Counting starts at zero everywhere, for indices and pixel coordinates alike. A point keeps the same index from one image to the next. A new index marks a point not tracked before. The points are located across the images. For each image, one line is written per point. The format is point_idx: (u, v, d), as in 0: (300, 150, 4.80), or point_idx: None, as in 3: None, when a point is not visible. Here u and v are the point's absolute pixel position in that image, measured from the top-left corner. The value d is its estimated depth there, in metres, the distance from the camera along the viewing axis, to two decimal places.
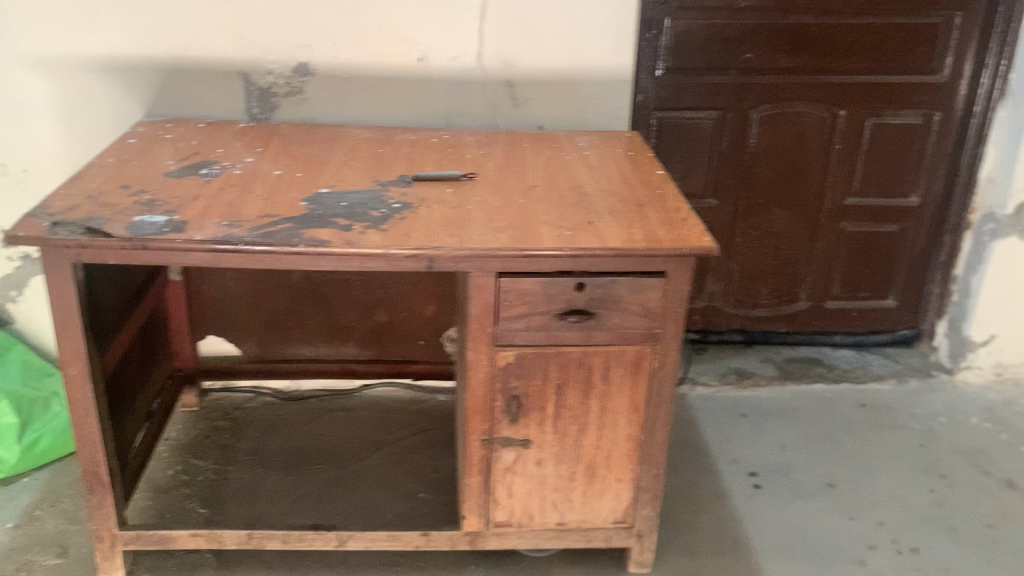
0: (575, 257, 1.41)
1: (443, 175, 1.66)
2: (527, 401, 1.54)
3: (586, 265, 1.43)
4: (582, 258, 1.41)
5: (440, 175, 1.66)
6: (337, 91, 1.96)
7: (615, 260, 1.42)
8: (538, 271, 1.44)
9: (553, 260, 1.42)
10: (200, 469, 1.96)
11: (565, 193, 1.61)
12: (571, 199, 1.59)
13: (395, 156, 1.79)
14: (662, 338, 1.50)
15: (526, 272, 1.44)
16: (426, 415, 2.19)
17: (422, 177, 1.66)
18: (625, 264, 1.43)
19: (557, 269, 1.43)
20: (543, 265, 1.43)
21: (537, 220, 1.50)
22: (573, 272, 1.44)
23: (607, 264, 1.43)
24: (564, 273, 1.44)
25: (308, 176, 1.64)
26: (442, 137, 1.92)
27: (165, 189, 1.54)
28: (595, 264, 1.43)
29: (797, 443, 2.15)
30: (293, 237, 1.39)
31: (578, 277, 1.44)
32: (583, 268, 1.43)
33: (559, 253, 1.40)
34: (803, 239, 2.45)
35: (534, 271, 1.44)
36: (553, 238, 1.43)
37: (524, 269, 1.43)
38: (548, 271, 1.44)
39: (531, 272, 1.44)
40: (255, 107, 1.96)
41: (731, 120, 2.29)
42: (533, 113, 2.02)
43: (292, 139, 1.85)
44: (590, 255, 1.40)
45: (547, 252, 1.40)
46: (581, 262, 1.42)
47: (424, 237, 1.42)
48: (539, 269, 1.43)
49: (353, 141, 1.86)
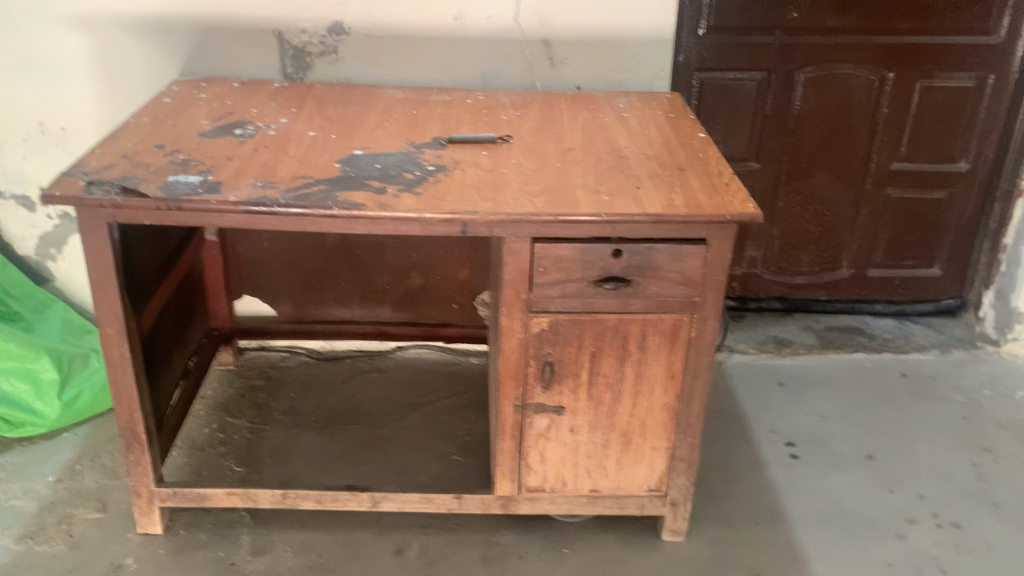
0: (614, 223, 1.38)
1: (478, 137, 1.63)
2: (561, 367, 1.52)
3: (624, 232, 1.40)
4: (621, 224, 1.38)
5: (475, 137, 1.63)
6: (371, 51, 1.93)
7: (655, 227, 1.39)
8: (575, 237, 1.41)
9: (591, 226, 1.39)
10: (236, 429, 1.98)
11: (602, 156, 1.58)
12: (608, 162, 1.55)
13: (430, 117, 1.76)
14: (701, 306, 1.47)
15: (562, 237, 1.41)
16: (459, 378, 2.19)
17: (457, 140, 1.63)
18: (665, 231, 1.40)
19: (595, 235, 1.41)
20: (580, 232, 1.40)
21: (574, 185, 1.47)
22: (611, 239, 1.41)
23: (646, 230, 1.39)
24: (601, 240, 1.41)
25: (341, 138, 1.63)
26: (479, 98, 1.89)
27: (199, 149, 1.53)
28: (634, 231, 1.40)
29: (836, 413, 2.11)
30: (327, 200, 1.38)
31: (616, 243, 1.42)
32: (621, 234, 1.40)
33: (597, 219, 1.37)
34: (847, 205, 2.39)
35: (571, 237, 1.41)
36: (592, 203, 1.40)
37: (561, 235, 1.41)
38: (586, 237, 1.41)
39: (568, 238, 1.41)
40: (289, 67, 1.94)
41: (775, 82, 2.23)
42: (571, 74, 1.97)
43: (326, 101, 1.83)
44: (629, 222, 1.37)
45: (586, 218, 1.37)
46: (620, 228, 1.39)
47: (459, 201, 1.40)
48: (576, 235, 1.41)
49: (388, 102, 1.84)
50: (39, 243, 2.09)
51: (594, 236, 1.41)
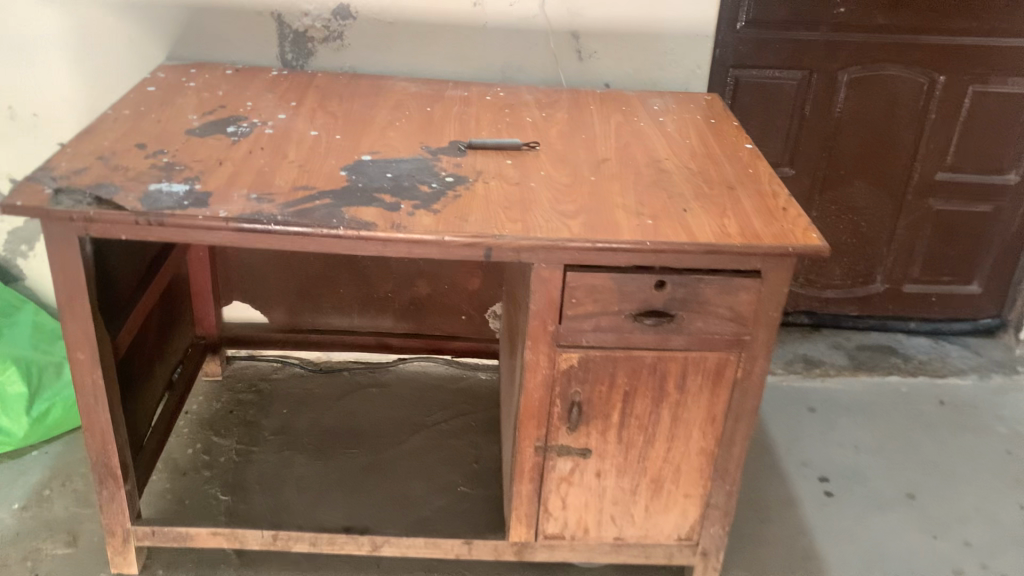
0: (661, 253, 1.21)
1: (501, 143, 1.45)
2: (589, 408, 1.36)
3: (671, 263, 1.23)
4: (668, 254, 1.21)
5: (497, 143, 1.45)
6: (381, 37, 1.74)
7: (706, 258, 1.22)
8: (614, 267, 1.24)
9: (633, 256, 1.21)
10: (223, 450, 1.81)
11: (641, 170, 1.40)
12: (649, 177, 1.38)
13: (447, 117, 1.58)
14: (751, 345, 1.31)
15: (599, 266, 1.24)
16: (466, 396, 2.02)
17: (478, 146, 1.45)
18: (717, 263, 1.23)
19: (636, 265, 1.23)
20: (621, 261, 1.23)
21: (612, 204, 1.29)
22: (655, 269, 1.24)
23: (695, 261, 1.22)
24: (644, 270, 1.24)
25: (348, 140, 1.44)
26: (499, 94, 1.71)
27: (187, 150, 1.35)
28: (681, 262, 1.22)
29: (872, 444, 1.96)
30: (332, 217, 1.20)
31: (660, 274, 1.25)
32: (666, 265, 1.23)
33: (641, 248, 1.20)
34: (886, 216, 2.23)
35: (609, 266, 1.24)
36: (634, 228, 1.23)
37: (597, 264, 1.24)
38: (626, 266, 1.24)
39: (605, 266, 1.24)
40: (289, 53, 1.75)
41: (816, 83, 2.05)
42: (600, 70, 1.79)
43: (330, 93, 1.64)
44: (678, 252, 1.20)
45: (629, 246, 1.20)
46: (666, 258, 1.22)
47: (483, 221, 1.23)
48: (615, 264, 1.24)
49: (399, 96, 1.65)
50: (9, 239, 1.91)
51: (636, 266, 1.24)
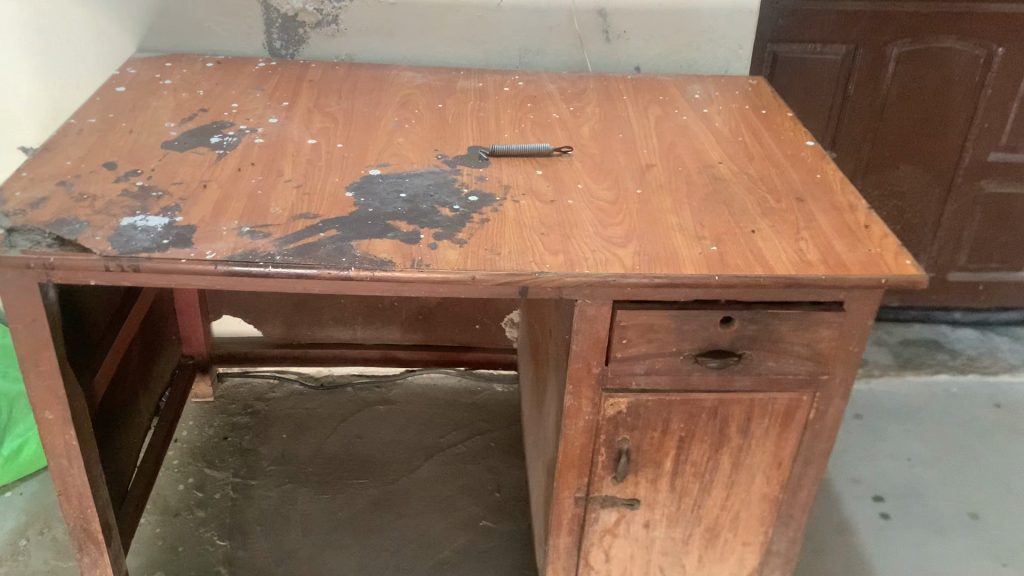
0: (730, 288, 1.02)
1: (528, 149, 1.26)
2: (639, 456, 1.19)
3: (740, 296, 1.05)
4: (738, 289, 1.03)
5: (524, 149, 1.26)
6: (381, 20, 1.53)
7: (782, 291, 1.04)
8: (673, 302, 1.06)
9: (697, 291, 1.03)
10: (218, 485, 1.63)
11: (692, 180, 1.21)
12: (702, 190, 1.19)
13: (462, 116, 1.38)
14: (827, 384, 1.13)
15: (655, 301, 1.06)
16: (482, 411, 1.85)
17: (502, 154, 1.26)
18: (794, 295, 1.05)
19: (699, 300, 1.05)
20: (681, 296, 1.05)
21: (665, 226, 1.11)
22: (720, 304, 1.06)
23: (768, 294, 1.04)
24: (707, 304, 1.06)
25: (350, 150, 1.25)
26: (517, 83, 1.51)
27: (164, 170, 1.15)
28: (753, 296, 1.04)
29: (926, 455, 1.80)
30: (340, 254, 1.01)
31: (726, 309, 1.07)
32: (735, 299, 1.05)
33: (707, 283, 1.02)
34: (932, 200, 2.05)
35: (666, 301, 1.06)
36: (696, 258, 1.04)
37: (652, 299, 1.06)
38: (686, 300, 1.06)
39: (662, 301, 1.06)
40: (277, 40, 1.54)
41: (862, 58, 1.85)
42: (629, 52, 1.59)
43: (326, 89, 1.44)
44: (750, 286, 1.02)
45: (693, 280, 1.01)
46: (735, 293, 1.04)
47: (518, 253, 1.04)
48: (674, 299, 1.06)
49: (405, 91, 1.45)
50: None
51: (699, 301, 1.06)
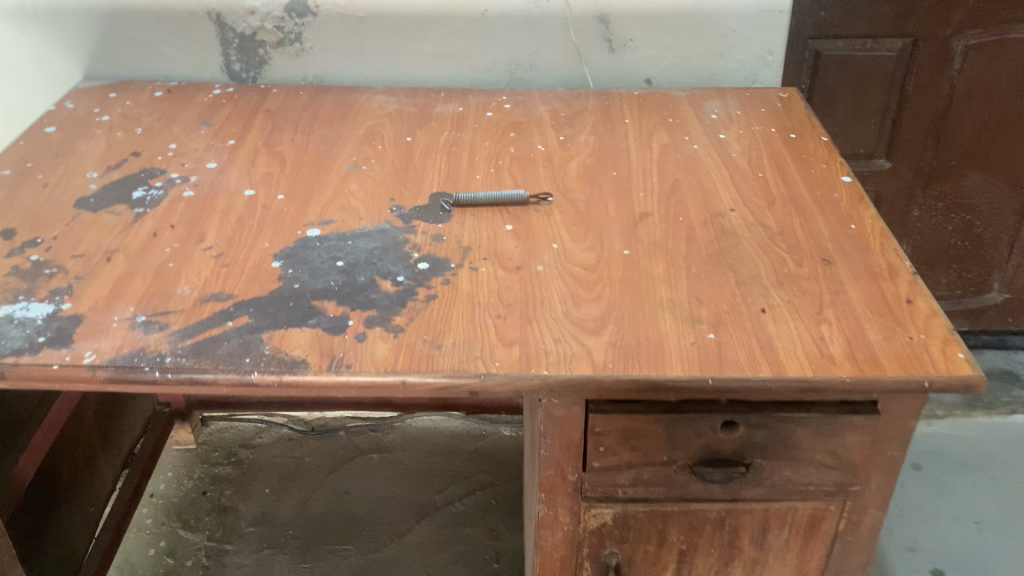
0: (730, 392, 0.82)
1: (499, 197, 1.06)
2: (631, 569, 0.99)
3: (744, 400, 0.84)
4: (740, 394, 0.82)
5: (494, 198, 1.06)
6: (350, 37, 1.34)
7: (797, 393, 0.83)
8: (660, 405, 0.86)
9: (688, 395, 0.83)
10: (190, 549, 1.49)
11: (693, 235, 1.00)
12: (704, 249, 0.98)
13: (432, 152, 1.19)
14: (859, 493, 0.92)
15: (638, 404, 0.86)
16: (487, 460, 1.67)
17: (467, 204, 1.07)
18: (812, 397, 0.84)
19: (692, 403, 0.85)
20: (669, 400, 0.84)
21: (653, 302, 0.90)
22: (720, 407, 0.86)
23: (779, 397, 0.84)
24: (704, 407, 0.86)
25: (292, 203, 1.07)
26: (504, 106, 1.31)
27: (68, 238, 0.99)
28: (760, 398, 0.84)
29: (998, 518, 1.55)
30: (246, 353, 0.83)
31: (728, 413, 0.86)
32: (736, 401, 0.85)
33: (700, 387, 0.81)
34: (1006, 213, 1.78)
35: (653, 404, 0.86)
36: (687, 351, 0.84)
37: (634, 401, 0.86)
38: (678, 402, 0.86)
39: (647, 404, 0.86)
40: (236, 62, 1.37)
41: (923, 52, 1.59)
42: (638, 62, 1.37)
43: (282, 120, 1.26)
44: (755, 389, 0.82)
45: (682, 384, 0.81)
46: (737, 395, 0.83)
47: (463, 345, 0.85)
48: (662, 402, 0.85)
49: (372, 121, 1.27)
50: None
51: (693, 403, 0.85)
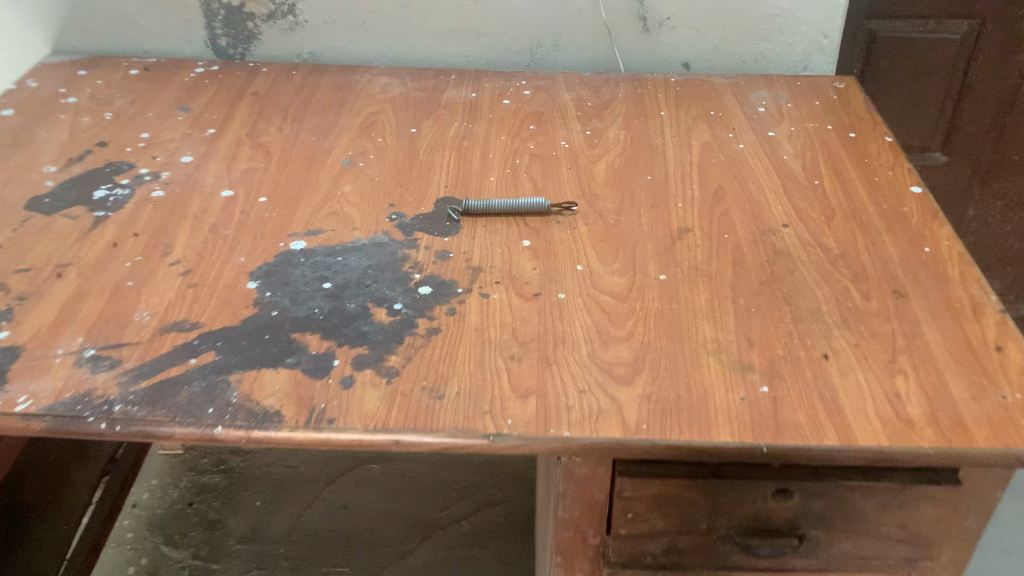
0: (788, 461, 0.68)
1: (515, 207, 0.92)
2: None
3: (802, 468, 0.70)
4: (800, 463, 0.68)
5: (509, 207, 0.92)
6: (350, 10, 1.19)
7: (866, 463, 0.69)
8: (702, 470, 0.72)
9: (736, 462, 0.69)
10: (172, 568, 1.37)
11: (740, 259, 0.86)
12: (754, 276, 0.84)
13: (439, 147, 1.04)
14: (929, 568, 0.79)
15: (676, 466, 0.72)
16: (496, 472, 1.55)
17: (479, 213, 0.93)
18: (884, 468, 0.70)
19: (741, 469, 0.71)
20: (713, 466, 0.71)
21: (694, 343, 0.76)
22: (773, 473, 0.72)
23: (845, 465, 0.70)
24: (754, 473, 0.72)
25: (276, 208, 0.93)
26: (523, 93, 1.16)
27: (14, 247, 0.85)
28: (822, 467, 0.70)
29: None
30: (210, 401, 0.70)
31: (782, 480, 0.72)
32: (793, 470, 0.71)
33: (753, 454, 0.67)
34: None
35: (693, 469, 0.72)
36: (737, 408, 0.70)
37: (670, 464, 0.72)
38: (723, 466, 0.72)
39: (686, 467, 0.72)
40: (222, 37, 1.22)
41: (991, 34, 1.43)
42: (675, 44, 1.21)
43: (271, 106, 1.11)
44: (818, 457, 0.68)
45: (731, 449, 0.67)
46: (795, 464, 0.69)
47: (468, 395, 0.71)
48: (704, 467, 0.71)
49: (373, 107, 1.12)
50: None
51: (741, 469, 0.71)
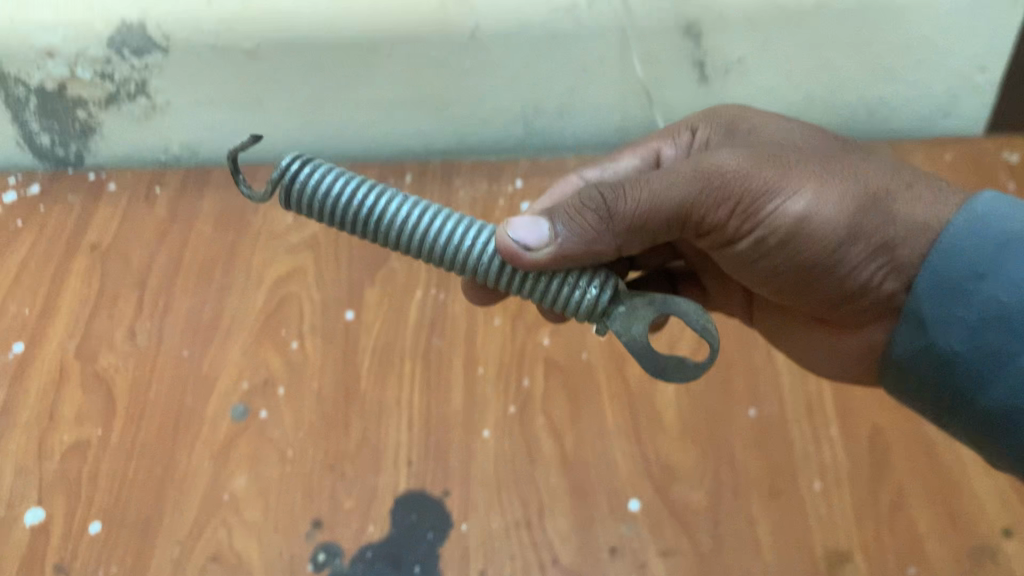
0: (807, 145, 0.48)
1: (425, 227, 0.40)
2: None
3: (875, 169, 0.46)
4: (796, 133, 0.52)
5: (366, 180, 0.41)
6: (248, 94, 0.73)
7: None
8: (618, 224, 0.43)
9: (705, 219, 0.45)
10: None
11: (832, 340, 0.54)
12: (868, 339, 0.51)
13: (395, 354, 0.63)
14: None
15: (628, 315, 0.41)
16: None
17: (315, 190, 0.40)
18: None
19: (767, 185, 0.44)
20: (677, 188, 0.44)
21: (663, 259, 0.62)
22: (868, 232, 0.44)
23: (1000, 248, 0.42)
24: (839, 249, 0.45)
25: (116, 553, 0.53)
26: (519, 208, 0.75)
27: None
28: (974, 241, 0.42)
29: None
30: None
31: (919, 354, 0.46)
32: (989, 266, 0.42)
33: None
34: None
35: (611, 234, 0.43)
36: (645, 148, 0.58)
37: (505, 234, 0.40)
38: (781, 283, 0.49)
39: (625, 312, 0.41)
40: (47, 135, 0.75)
41: None
42: (749, 96, 0.79)
43: (121, 273, 0.69)
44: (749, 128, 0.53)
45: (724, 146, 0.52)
46: (856, 156, 0.47)
47: None
48: (615, 207, 0.43)
49: (284, 258, 0.70)
50: None
51: (761, 258, 0.47)
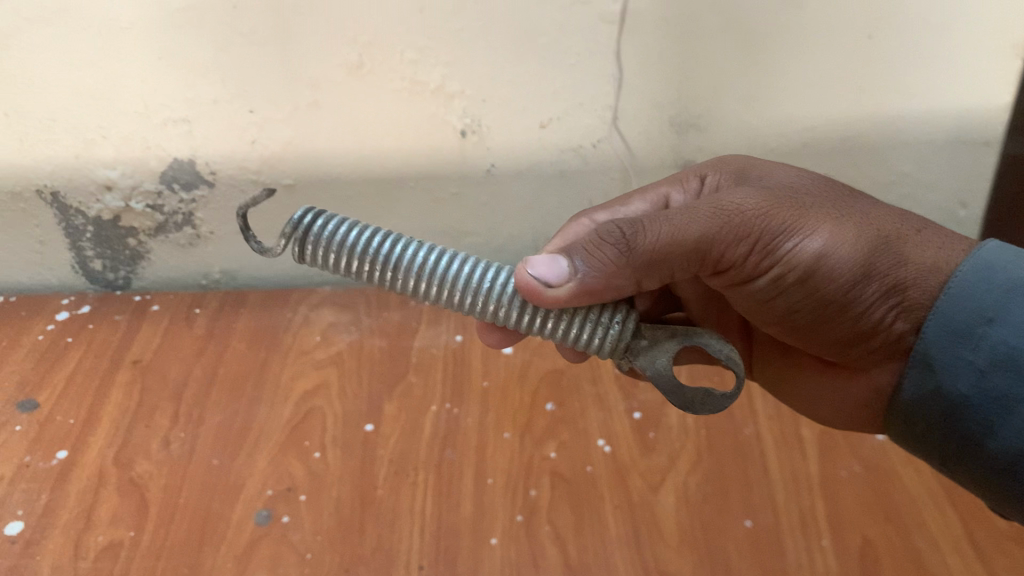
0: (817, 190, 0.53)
1: (442, 270, 0.46)
2: None
3: (882, 215, 0.51)
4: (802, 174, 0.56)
5: (375, 230, 0.47)
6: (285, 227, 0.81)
7: None
8: (636, 256, 0.47)
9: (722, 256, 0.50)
10: None
11: (834, 395, 0.60)
12: (869, 383, 0.56)
13: (409, 465, 0.67)
14: None
15: (652, 349, 0.48)
16: None
17: (329, 234, 0.46)
18: None
19: (784, 229, 0.49)
20: (696, 224, 0.48)
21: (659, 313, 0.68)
22: (882, 271, 0.49)
23: (1009, 293, 0.46)
24: (856, 286, 0.49)
25: None
26: None
27: None
28: (982, 290, 0.47)
29: None
30: None
31: (924, 400, 0.50)
32: (1002, 309, 0.46)
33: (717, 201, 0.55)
34: None
35: (630, 268, 0.47)
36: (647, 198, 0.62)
37: (526, 271, 0.46)
38: (795, 316, 0.54)
39: (649, 346, 0.48)
40: (100, 261, 0.82)
41: None
42: None
43: (159, 387, 0.74)
44: (756, 176, 0.57)
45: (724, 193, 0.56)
46: (862, 202, 0.52)
47: None
48: (635, 240, 0.47)
49: (310, 375, 0.75)
50: None
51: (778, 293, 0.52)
